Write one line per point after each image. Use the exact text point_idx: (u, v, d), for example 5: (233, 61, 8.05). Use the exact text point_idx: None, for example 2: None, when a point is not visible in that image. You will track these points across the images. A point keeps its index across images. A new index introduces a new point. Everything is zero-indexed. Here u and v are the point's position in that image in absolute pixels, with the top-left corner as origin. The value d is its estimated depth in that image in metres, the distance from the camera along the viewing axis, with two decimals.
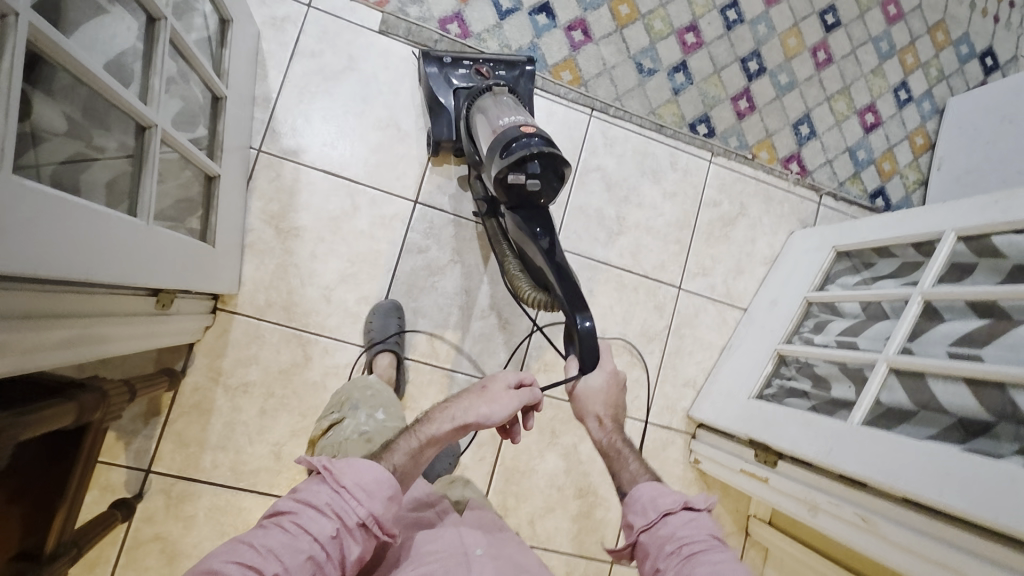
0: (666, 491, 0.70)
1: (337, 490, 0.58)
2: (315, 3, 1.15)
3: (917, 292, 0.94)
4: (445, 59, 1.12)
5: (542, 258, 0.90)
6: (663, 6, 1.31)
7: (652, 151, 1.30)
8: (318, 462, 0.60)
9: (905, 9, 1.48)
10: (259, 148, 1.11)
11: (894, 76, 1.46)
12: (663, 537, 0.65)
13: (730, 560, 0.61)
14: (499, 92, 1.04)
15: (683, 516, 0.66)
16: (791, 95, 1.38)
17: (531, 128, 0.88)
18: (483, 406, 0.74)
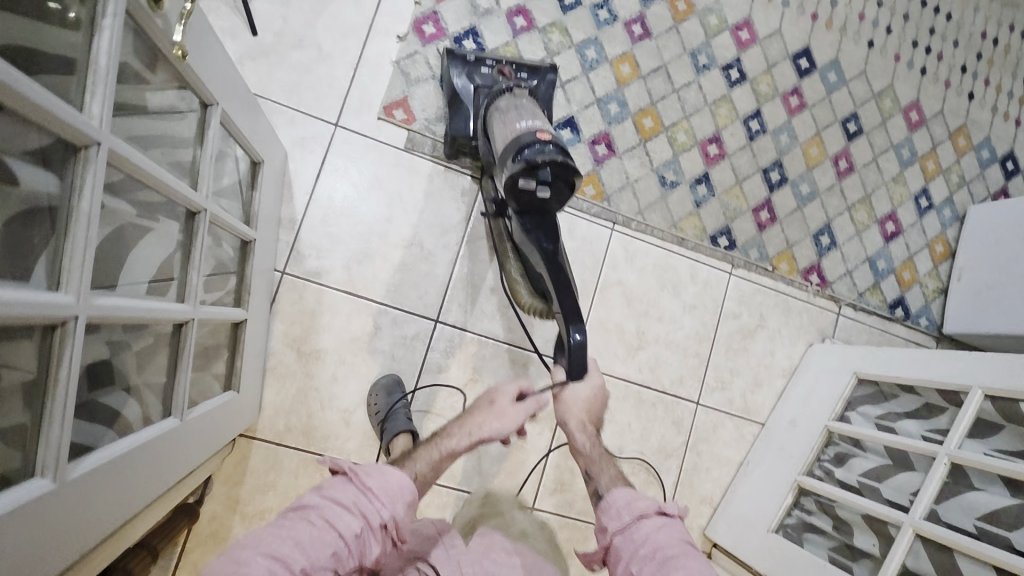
0: (641, 497, 0.72)
1: (362, 491, 0.62)
2: (342, 122, 1.15)
3: (943, 452, 0.94)
4: (468, 58, 1.12)
5: (543, 263, 0.87)
6: (687, 118, 1.31)
7: (673, 264, 1.30)
8: (345, 465, 0.64)
9: (928, 115, 1.48)
10: (282, 270, 1.10)
11: (916, 183, 1.45)
12: (642, 542, 0.66)
13: (701, 564, 0.62)
14: (518, 87, 1.02)
15: (656, 519, 0.68)
16: (813, 205, 1.38)
17: (547, 134, 0.85)
18: (494, 417, 0.84)
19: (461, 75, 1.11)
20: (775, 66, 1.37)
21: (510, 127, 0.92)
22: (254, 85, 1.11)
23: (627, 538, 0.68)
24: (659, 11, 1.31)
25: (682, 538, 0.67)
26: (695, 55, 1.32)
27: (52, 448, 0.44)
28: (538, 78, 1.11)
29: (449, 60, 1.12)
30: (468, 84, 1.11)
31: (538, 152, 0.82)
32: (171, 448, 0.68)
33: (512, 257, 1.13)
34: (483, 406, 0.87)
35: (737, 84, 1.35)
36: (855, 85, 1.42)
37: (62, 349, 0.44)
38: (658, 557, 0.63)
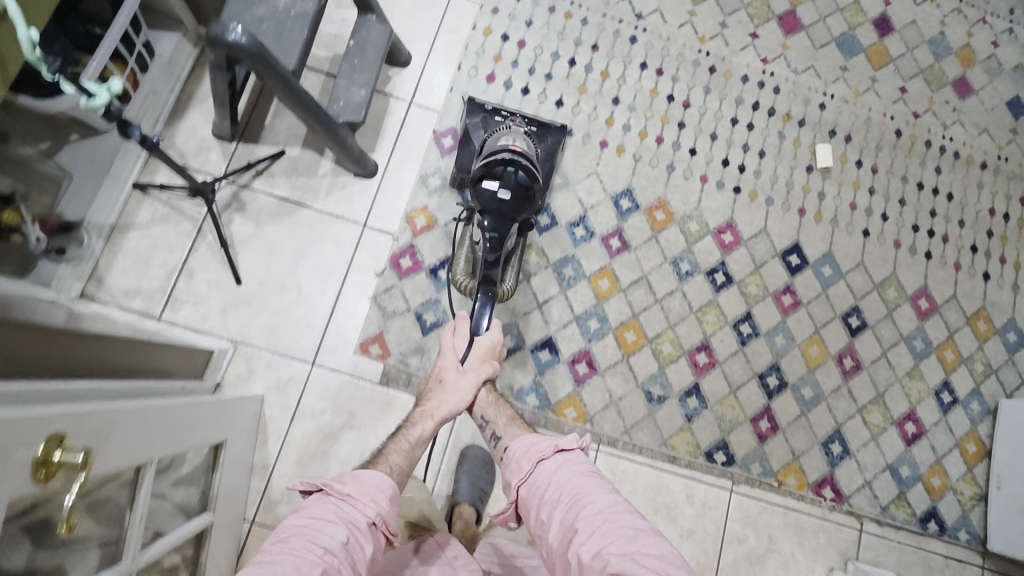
0: (540, 442, 0.84)
1: (341, 500, 0.70)
2: (319, 359, 1.16)
3: None
4: (487, 108, 1.21)
5: (489, 250, 1.05)
6: (673, 327, 1.28)
7: (666, 485, 1.22)
8: (319, 483, 0.72)
9: (939, 300, 1.40)
10: (253, 519, 1.10)
11: (934, 377, 1.34)
12: (550, 486, 0.78)
13: (601, 496, 0.74)
14: (515, 127, 1.14)
15: (555, 458, 0.80)
16: (818, 410, 1.29)
17: (519, 151, 1.05)
18: (450, 392, 0.97)
19: (477, 123, 1.19)
20: (763, 265, 1.34)
21: (491, 146, 1.09)
22: (234, 333, 1.15)
23: (536, 487, 0.79)
24: (637, 223, 1.32)
25: (581, 469, 0.79)
26: (676, 262, 1.31)
27: None
28: (545, 131, 1.20)
29: (469, 109, 1.20)
30: (482, 128, 1.18)
31: (511, 159, 1.03)
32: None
33: (465, 249, 1.16)
34: (435, 386, 0.99)
35: (723, 288, 1.31)
36: (853, 277, 1.37)
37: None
38: (566, 497, 0.75)
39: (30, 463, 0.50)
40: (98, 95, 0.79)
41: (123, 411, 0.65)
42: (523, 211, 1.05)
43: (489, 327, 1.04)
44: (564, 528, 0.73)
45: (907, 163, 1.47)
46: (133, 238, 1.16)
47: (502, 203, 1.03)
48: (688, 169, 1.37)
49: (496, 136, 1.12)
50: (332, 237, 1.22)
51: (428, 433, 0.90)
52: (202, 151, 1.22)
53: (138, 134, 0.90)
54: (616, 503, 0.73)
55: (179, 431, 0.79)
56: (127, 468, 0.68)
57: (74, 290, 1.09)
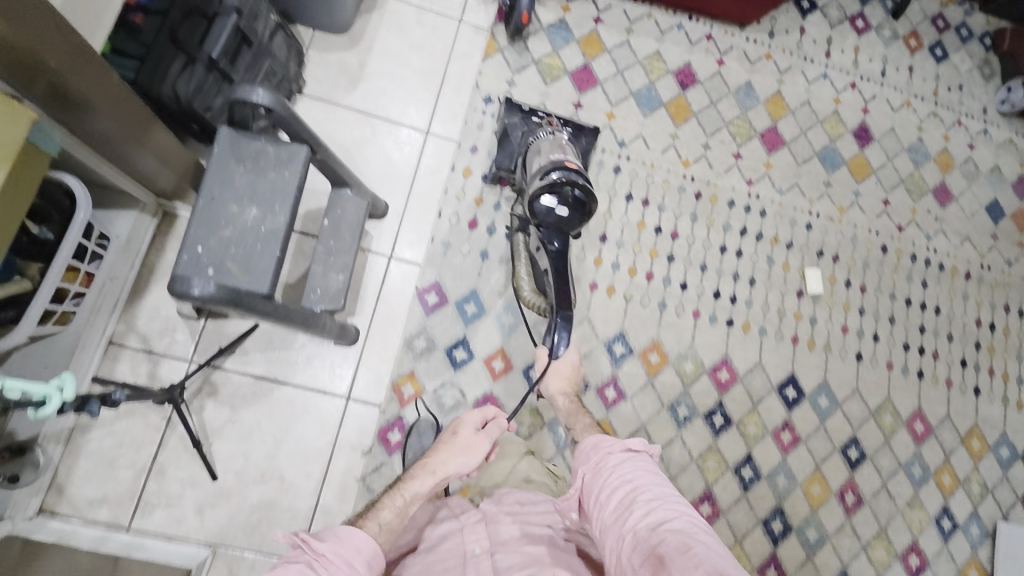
0: (608, 439, 0.81)
1: (317, 557, 0.62)
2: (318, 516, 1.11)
3: None
4: (524, 108, 1.27)
5: (552, 265, 1.06)
6: (674, 479, 1.25)
7: None
8: (300, 537, 0.63)
9: (934, 422, 1.39)
10: None
11: (934, 505, 1.34)
12: (611, 481, 0.74)
13: (663, 493, 0.70)
14: (557, 133, 1.18)
15: (620, 455, 0.77)
16: (823, 552, 1.27)
17: (574, 164, 1.05)
18: (459, 452, 0.87)
19: (517, 121, 1.26)
20: (761, 402, 1.32)
21: (540, 157, 1.11)
22: (213, 535, 1.07)
23: (597, 480, 0.76)
24: (632, 369, 1.29)
25: (646, 469, 0.74)
26: (674, 407, 1.28)
27: None
28: (579, 132, 1.27)
29: (508, 108, 1.27)
30: (521, 128, 1.25)
31: (567, 176, 1.02)
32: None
33: (523, 257, 1.20)
34: (460, 437, 0.89)
35: (722, 430, 1.29)
36: (849, 406, 1.36)
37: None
38: (624, 486, 0.72)
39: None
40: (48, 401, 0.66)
41: None
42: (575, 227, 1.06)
43: (568, 352, 1.01)
44: (620, 516, 0.69)
45: (895, 278, 1.47)
46: (97, 437, 1.07)
47: (560, 219, 1.03)
48: (680, 305, 1.35)
49: (541, 145, 1.13)
50: (315, 417, 1.15)
51: (424, 494, 0.81)
52: (167, 332, 1.13)
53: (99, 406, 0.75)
54: (676, 507, 0.68)
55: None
56: None
57: (32, 508, 1.00)
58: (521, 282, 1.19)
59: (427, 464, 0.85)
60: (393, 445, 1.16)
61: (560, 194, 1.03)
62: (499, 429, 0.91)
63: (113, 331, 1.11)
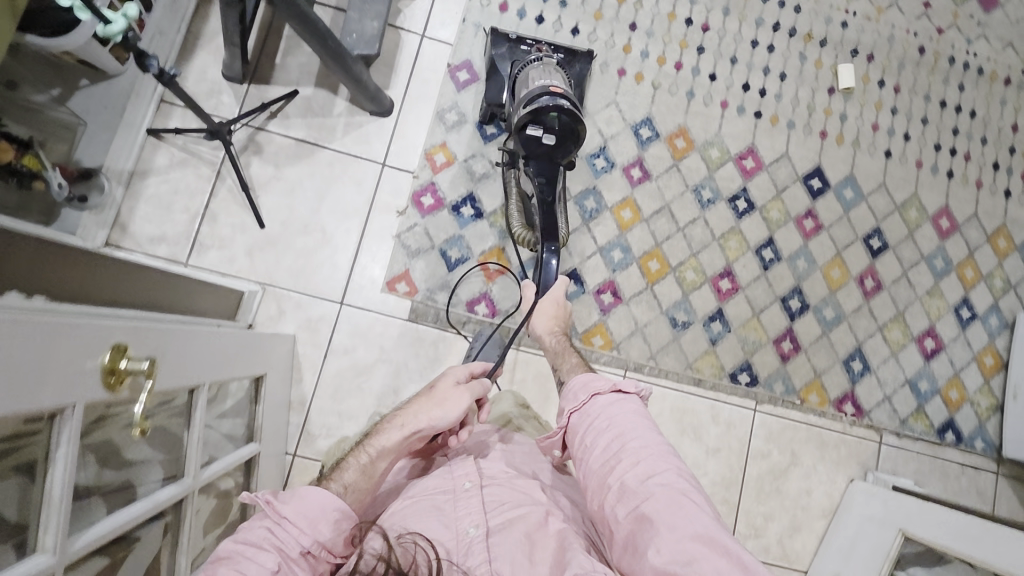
0: (597, 378, 0.81)
1: (278, 522, 0.62)
2: (357, 264, 1.20)
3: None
4: (512, 37, 1.21)
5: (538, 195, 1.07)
6: (696, 255, 1.28)
7: (691, 407, 1.25)
8: (262, 498, 0.64)
9: (961, 220, 1.39)
10: (294, 451, 1.13)
11: (953, 295, 1.36)
12: (599, 420, 0.74)
13: (652, 438, 0.70)
14: (546, 60, 1.14)
15: (609, 396, 0.77)
16: (839, 330, 1.31)
17: (558, 89, 1.04)
18: (432, 404, 0.80)
19: (503, 54, 1.20)
20: (785, 190, 1.33)
21: (526, 85, 1.10)
22: (264, 275, 1.17)
23: (584, 419, 0.76)
24: (657, 151, 1.30)
25: (635, 411, 0.75)
26: (698, 190, 1.30)
27: None
28: (573, 57, 1.21)
29: (494, 38, 1.21)
30: (509, 58, 1.20)
31: (554, 102, 1.02)
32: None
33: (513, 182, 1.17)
34: (433, 395, 0.82)
35: (745, 214, 1.31)
36: (874, 199, 1.36)
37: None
38: (612, 426, 0.72)
39: (99, 370, 0.49)
40: (116, 21, 0.75)
41: (173, 329, 0.62)
42: (567, 154, 1.07)
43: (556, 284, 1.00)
44: (605, 457, 0.70)
45: (930, 81, 1.43)
46: (154, 183, 1.15)
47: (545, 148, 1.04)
48: (708, 95, 1.34)
49: (528, 72, 1.11)
50: (352, 177, 1.21)
51: (391, 449, 0.77)
52: (214, 93, 1.19)
53: (155, 67, 0.85)
54: (664, 452, 0.68)
55: (212, 362, 0.72)
56: (183, 387, 0.65)
57: (100, 238, 1.09)
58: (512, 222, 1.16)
59: (398, 420, 0.81)
60: (426, 207, 1.22)
61: (544, 123, 1.03)
62: (480, 387, 0.84)
63: (163, 91, 1.18)
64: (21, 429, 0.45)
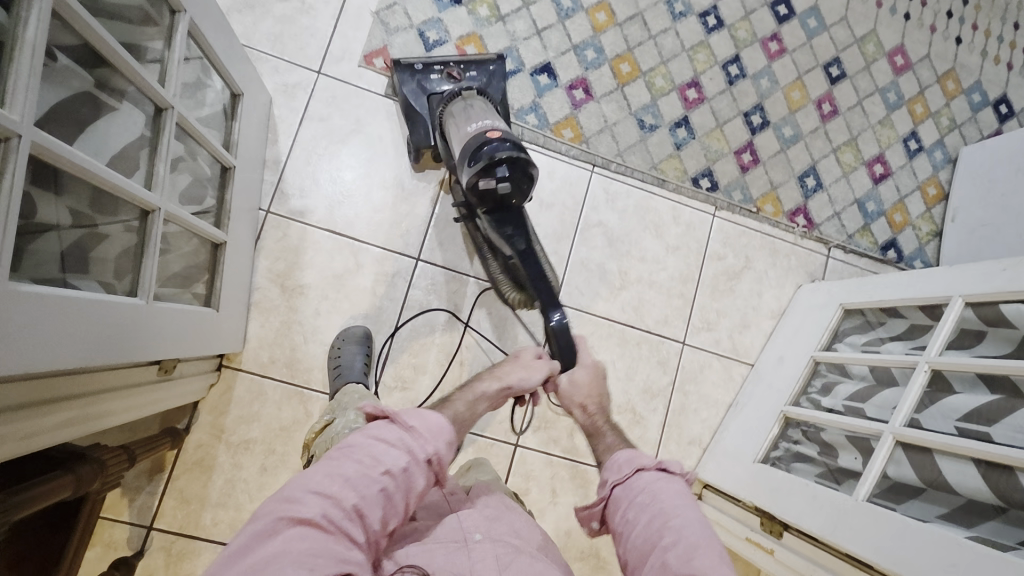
0: (642, 455, 0.72)
1: (406, 430, 0.61)
2: (334, 36, 1.20)
3: (817, 355, 1.14)
4: (416, 66, 1.14)
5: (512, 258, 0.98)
6: (665, 64, 1.33)
7: (654, 206, 1.30)
8: (386, 410, 0.63)
9: (914, 59, 1.47)
10: (267, 209, 1.15)
11: (903, 127, 1.44)
12: (644, 495, 0.66)
13: (700, 523, 0.61)
14: (472, 96, 1.05)
15: (655, 473, 0.68)
16: (796, 148, 1.37)
17: (498, 133, 0.91)
18: (520, 366, 0.84)
19: (415, 90, 1.12)
20: (753, 13, 1.39)
21: (463, 133, 0.98)
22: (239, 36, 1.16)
23: (626, 492, 0.68)
24: None
25: (682, 493, 0.66)
26: (671, 2, 1.35)
27: (21, 61, 0.47)
28: (484, 73, 1.14)
29: (398, 71, 1.13)
30: (421, 93, 1.12)
31: (497, 152, 0.88)
32: (122, 319, 0.67)
33: (487, 251, 1.11)
34: (512, 361, 0.85)
35: (714, 30, 1.36)
36: (836, 30, 1.43)
37: (6, 161, 0.46)
38: (656, 505, 0.64)
39: None
40: None
41: None
42: (524, 196, 0.94)
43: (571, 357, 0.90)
44: (649, 536, 0.61)
45: None
46: None
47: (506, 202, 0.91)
48: None
49: (458, 118, 1.01)
50: None
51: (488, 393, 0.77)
52: None
53: None
54: (714, 542, 0.60)
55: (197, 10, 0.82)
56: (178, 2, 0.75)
57: None
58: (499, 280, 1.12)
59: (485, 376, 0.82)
60: None
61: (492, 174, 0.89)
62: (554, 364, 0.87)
63: None
64: None
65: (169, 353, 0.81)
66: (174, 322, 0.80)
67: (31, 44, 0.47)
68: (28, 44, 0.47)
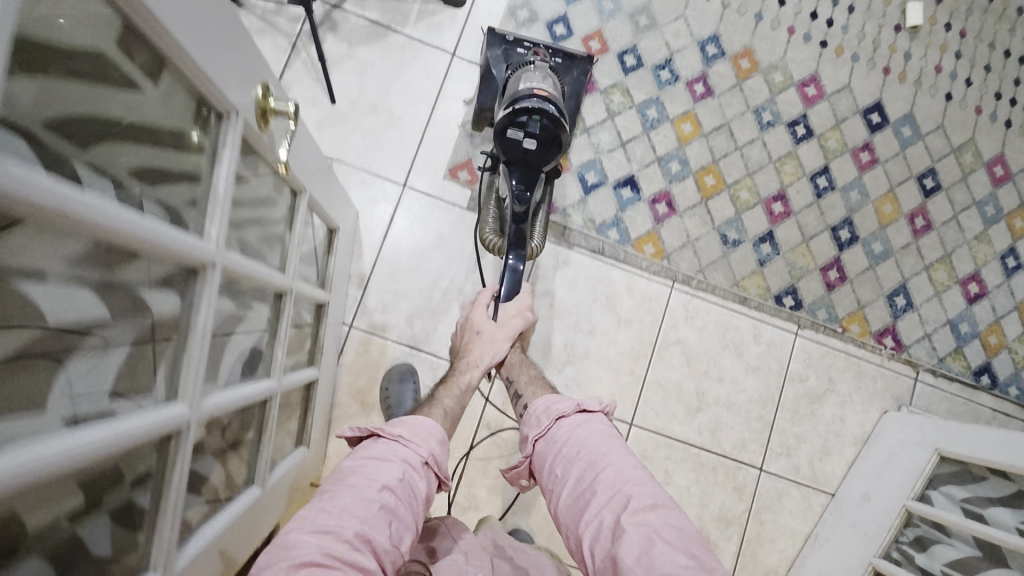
0: (560, 400, 0.78)
1: (395, 439, 0.63)
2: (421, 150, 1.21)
3: (909, 503, 1.08)
4: (506, 37, 1.11)
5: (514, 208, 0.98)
6: (751, 176, 1.29)
7: (735, 324, 1.27)
8: (367, 429, 0.65)
9: (1015, 170, 1.39)
10: (350, 323, 1.16)
11: (1001, 243, 1.36)
12: (570, 443, 0.70)
13: (625, 460, 0.66)
14: (540, 65, 1.05)
15: (575, 416, 0.74)
16: (886, 265, 1.32)
17: (544, 93, 0.93)
18: (487, 343, 0.95)
19: (499, 57, 1.10)
20: (845, 122, 1.34)
21: (514, 88, 0.99)
22: (330, 150, 1.18)
23: (553, 444, 0.72)
24: (722, 70, 1.30)
25: (602, 432, 0.71)
26: (760, 111, 1.31)
27: (193, 348, 0.47)
28: (571, 63, 1.11)
29: (489, 40, 1.11)
30: (504, 63, 1.10)
31: (538, 105, 0.90)
32: (241, 526, 0.65)
33: (490, 205, 1.12)
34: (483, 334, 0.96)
35: (803, 141, 1.32)
36: (932, 140, 1.37)
37: (172, 454, 0.47)
38: (582, 453, 0.68)
39: (252, 103, 0.51)
40: None
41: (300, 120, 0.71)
42: (548, 161, 0.95)
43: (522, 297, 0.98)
44: (580, 483, 0.66)
45: (997, 29, 1.42)
46: None
47: (528, 154, 0.92)
48: (776, 20, 1.33)
49: (523, 76, 1.01)
50: (422, 63, 1.23)
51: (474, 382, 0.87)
52: None
53: None
54: (640, 477, 0.64)
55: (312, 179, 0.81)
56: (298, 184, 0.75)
57: None
58: (485, 230, 1.11)
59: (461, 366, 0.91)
60: None
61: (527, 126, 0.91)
62: (519, 321, 0.97)
63: None
64: (192, 117, 0.47)
65: (269, 523, 0.80)
66: (276, 493, 0.80)
67: (199, 332, 0.47)
68: (197, 332, 0.47)
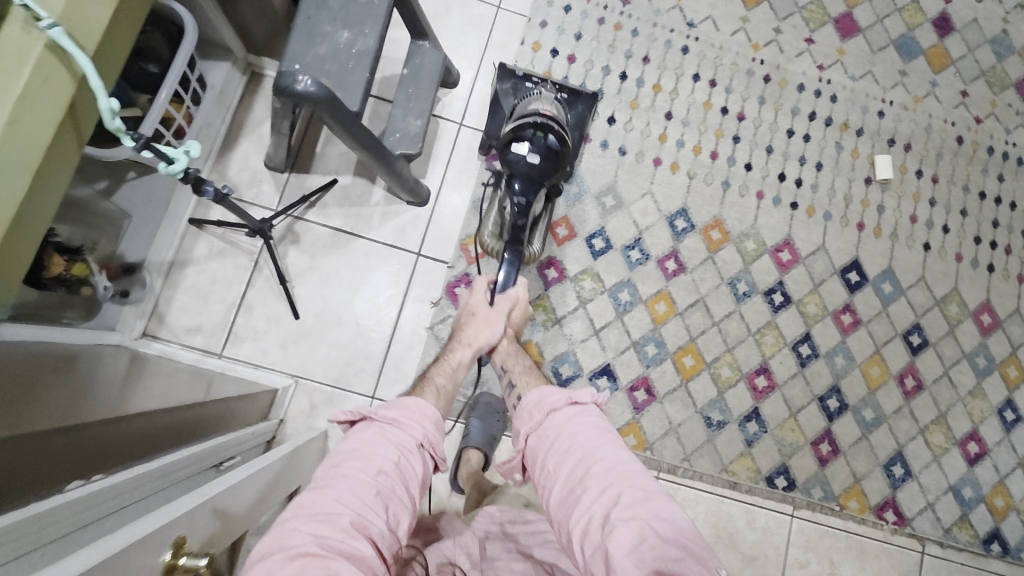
0: (553, 392, 0.76)
1: (384, 426, 0.66)
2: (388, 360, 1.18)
3: None
4: (518, 73, 1.21)
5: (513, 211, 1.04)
6: (731, 351, 1.26)
7: (727, 511, 1.21)
8: (357, 414, 0.67)
9: (1002, 316, 1.35)
10: None
11: (997, 396, 1.31)
12: (561, 436, 0.69)
13: (616, 449, 0.66)
14: (546, 92, 1.14)
15: (568, 410, 0.72)
16: (879, 432, 1.27)
17: (548, 113, 1.03)
18: (483, 325, 0.98)
19: (508, 89, 1.20)
20: (822, 284, 1.31)
21: (523, 109, 1.08)
22: (296, 367, 1.16)
23: (545, 437, 0.71)
24: (693, 244, 1.29)
25: (594, 423, 0.71)
26: (734, 283, 1.29)
27: None
28: (575, 98, 1.21)
29: (500, 73, 1.20)
30: (513, 94, 1.19)
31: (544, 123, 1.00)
32: None
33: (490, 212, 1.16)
34: (481, 318, 0.99)
35: (782, 308, 1.29)
36: (914, 293, 1.33)
37: None
38: (573, 447, 0.67)
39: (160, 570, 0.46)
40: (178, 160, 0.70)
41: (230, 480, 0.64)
42: (554, 173, 1.02)
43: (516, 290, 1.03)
44: (571, 476, 0.65)
45: (968, 171, 1.40)
46: (192, 274, 1.16)
47: (531, 167, 0.99)
48: (744, 185, 1.33)
49: (526, 99, 1.11)
50: (386, 268, 1.21)
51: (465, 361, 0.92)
52: (255, 182, 1.21)
53: (211, 190, 0.81)
54: (629, 462, 0.65)
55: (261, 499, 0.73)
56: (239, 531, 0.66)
57: (137, 330, 1.09)
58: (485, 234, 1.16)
59: (458, 345, 0.96)
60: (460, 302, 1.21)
61: (532, 141, 1.00)
62: (507, 304, 1.01)
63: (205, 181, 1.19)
64: None
65: None
66: None
67: None
68: None
